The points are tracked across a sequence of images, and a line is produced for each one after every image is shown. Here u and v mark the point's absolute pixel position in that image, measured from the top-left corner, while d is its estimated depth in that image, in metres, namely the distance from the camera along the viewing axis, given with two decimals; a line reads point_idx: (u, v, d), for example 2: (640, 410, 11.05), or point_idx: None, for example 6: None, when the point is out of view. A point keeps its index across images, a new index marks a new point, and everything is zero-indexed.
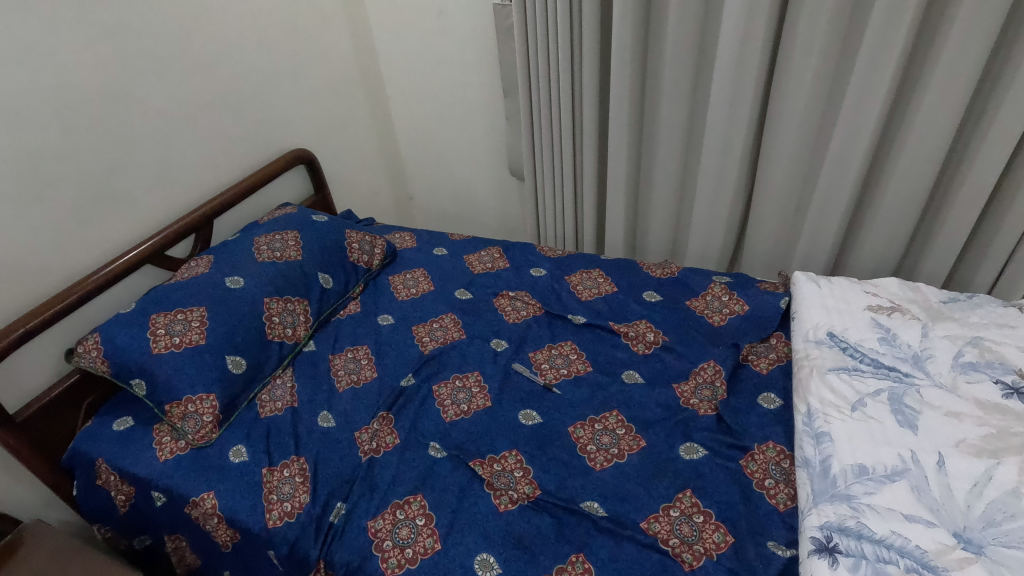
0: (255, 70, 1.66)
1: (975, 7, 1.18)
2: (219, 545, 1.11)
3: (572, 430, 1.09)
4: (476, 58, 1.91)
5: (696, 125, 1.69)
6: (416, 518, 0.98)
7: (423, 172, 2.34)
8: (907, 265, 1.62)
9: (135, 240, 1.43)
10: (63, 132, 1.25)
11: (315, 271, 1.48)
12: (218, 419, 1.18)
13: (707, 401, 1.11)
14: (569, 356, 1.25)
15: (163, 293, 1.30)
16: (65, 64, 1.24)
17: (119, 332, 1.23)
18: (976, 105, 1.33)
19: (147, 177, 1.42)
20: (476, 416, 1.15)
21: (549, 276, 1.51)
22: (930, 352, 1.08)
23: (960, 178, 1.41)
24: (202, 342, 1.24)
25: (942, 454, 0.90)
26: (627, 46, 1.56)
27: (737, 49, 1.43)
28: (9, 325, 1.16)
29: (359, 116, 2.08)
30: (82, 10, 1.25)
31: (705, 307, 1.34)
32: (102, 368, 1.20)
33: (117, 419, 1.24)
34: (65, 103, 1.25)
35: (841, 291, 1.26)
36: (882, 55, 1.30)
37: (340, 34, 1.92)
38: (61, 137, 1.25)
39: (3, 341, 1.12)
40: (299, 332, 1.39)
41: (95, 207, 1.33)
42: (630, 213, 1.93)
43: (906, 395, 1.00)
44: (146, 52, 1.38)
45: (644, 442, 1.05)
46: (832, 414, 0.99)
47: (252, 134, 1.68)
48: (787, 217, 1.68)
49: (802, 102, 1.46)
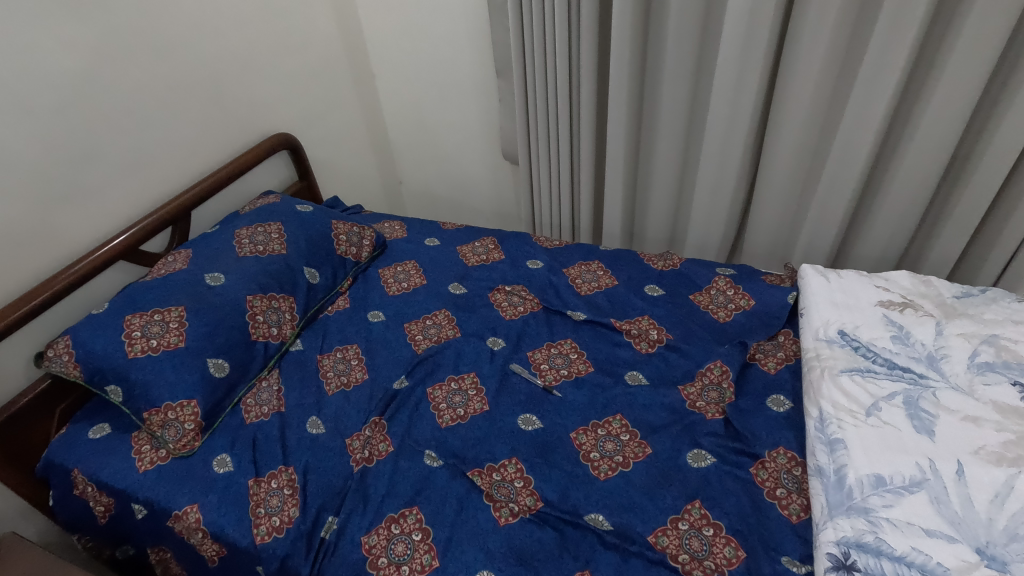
0: (231, 48, 1.55)
1: None
2: (205, 559, 1.05)
3: (575, 435, 1.04)
4: (467, 36, 1.81)
5: (698, 109, 1.62)
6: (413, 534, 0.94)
7: (413, 155, 2.25)
8: (912, 255, 1.57)
9: (107, 235, 1.34)
10: (24, 121, 1.15)
11: (300, 266, 1.39)
12: (200, 426, 1.12)
13: (713, 404, 1.06)
14: (569, 356, 1.20)
15: (139, 293, 1.23)
16: (22, 47, 1.13)
17: (93, 336, 1.15)
18: (991, 91, 1.27)
19: (117, 168, 1.33)
20: (473, 421, 1.10)
21: (546, 268, 1.45)
22: (944, 352, 1.04)
23: (971, 168, 1.35)
24: (182, 345, 1.17)
25: (961, 462, 0.87)
26: (628, 25, 1.47)
27: (744, 28, 1.36)
28: None
29: (345, 98, 1.98)
30: None
31: (710, 303, 1.29)
32: (74, 373, 1.13)
33: (93, 427, 1.17)
34: (24, 91, 1.14)
35: (850, 286, 1.21)
36: (898, 34, 1.23)
37: (323, 12, 1.81)
38: (23, 125, 1.15)
39: None
40: (285, 330, 1.32)
41: (61, 201, 1.24)
42: (628, 199, 1.86)
43: (922, 398, 0.97)
44: (113, 29, 1.27)
45: (650, 449, 1.00)
46: (846, 419, 0.95)
47: (231, 119, 1.58)
48: (792, 205, 1.62)
49: (810, 85, 1.39)
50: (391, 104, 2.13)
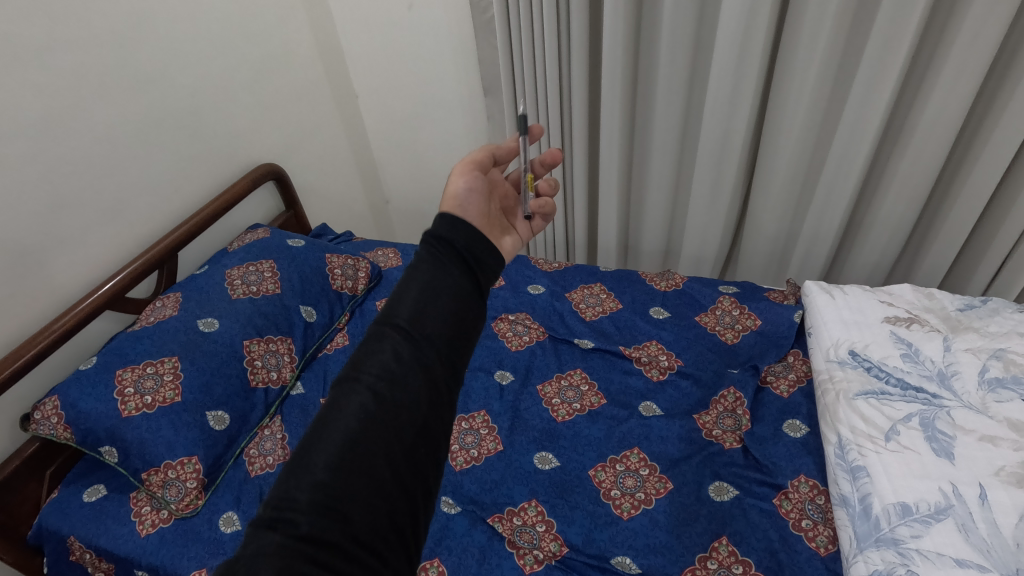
0: (214, 81, 1.51)
1: (982, 14, 1.14)
2: (178, 509, 1.06)
3: (593, 473, 1.03)
4: (451, 56, 1.79)
5: (690, 125, 1.61)
6: (473, 162, 0.88)
7: (400, 174, 2.20)
8: (905, 261, 1.62)
9: (91, 282, 1.29)
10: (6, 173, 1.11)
11: (296, 305, 1.35)
12: (203, 483, 1.09)
13: (730, 432, 1.07)
14: (580, 388, 1.18)
15: (128, 344, 1.17)
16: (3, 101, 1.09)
17: (81, 395, 1.09)
18: (981, 102, 1.31)
19: (97, 213, 1.28)
20: (488, 463, 1.07)
21: (548, 293, 1.43)
22: (954, 369, 1.03)
23: (962, 178, 1.39)
24: (178, 399, 1.11)
25: (983, 485, 0.86)
26: (618, 46, 1.45)
27: (739, 36, 1.33)
28: (9, 355, 1.09)
29: (327, 121, 1.93)
30: (14, 34, 1.09)
31: (716, 324, 1.28)
32: (64, 435, 1.08)
33: (104, 449, 1.08)
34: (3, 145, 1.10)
35: (855, 301, 1.20)
36: (890, 47, 1.24)
37: (301, 36, 1.75)
38: (10, 178, 1.12)
39: (3, 374, 1.06)
40: (285, 374, 1.28)
41: (44, 253, 1.19)
42: (622, 214, 1.84)
43: (938, 418, 0.96)
44: (74, 59, 1.19)
45: (671, 484, 0.99)
46: (866, 445, 0.95)
47: (212, 152, 1.52)
48: (787, 212, 1.62)
49: (806, 99, 1.39)
50: (374, 122, 2.08)
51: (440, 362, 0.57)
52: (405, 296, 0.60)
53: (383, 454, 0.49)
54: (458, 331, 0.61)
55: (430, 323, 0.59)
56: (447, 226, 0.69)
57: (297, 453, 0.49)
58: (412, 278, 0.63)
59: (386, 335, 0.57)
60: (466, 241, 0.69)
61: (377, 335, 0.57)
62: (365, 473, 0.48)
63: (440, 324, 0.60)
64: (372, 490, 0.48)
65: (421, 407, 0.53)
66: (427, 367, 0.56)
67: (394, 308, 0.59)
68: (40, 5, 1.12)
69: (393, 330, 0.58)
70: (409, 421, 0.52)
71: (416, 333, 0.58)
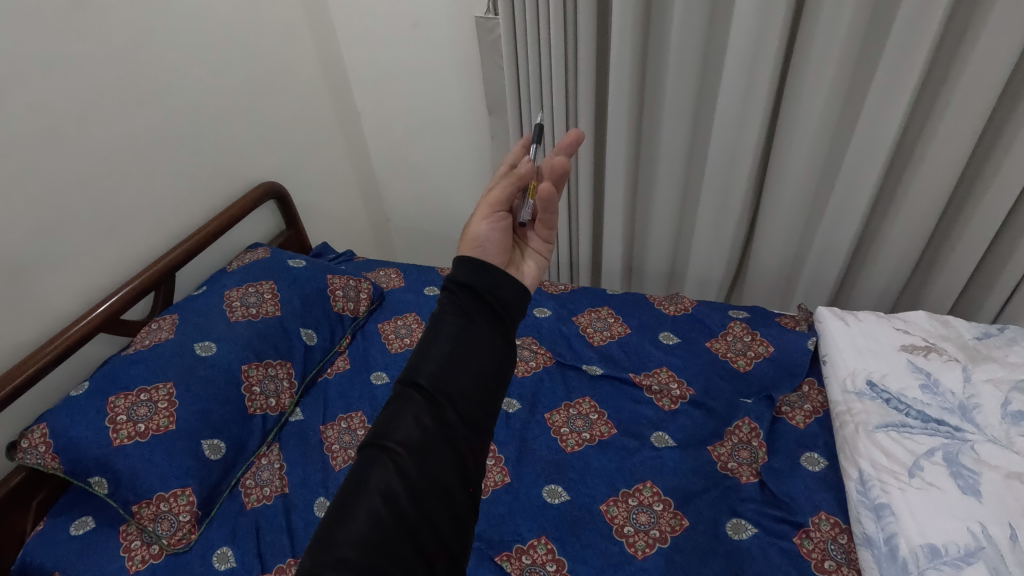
0: (215, 98, 1.48)
1: (993, 41, 1.13)
2: (168, 543, 1.01)
3: (605, 508, 0.99)
4: (456, 75, 1.78)
5: (697, 147, 1.60)
6: (496, 201, 0.85)
7: (401, 191, 2.18)
8: (915, 285, 1.60)
9: (85, 304, 1.25)
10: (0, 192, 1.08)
11: (296, 327, 1.32)
12: (196, 516, 1.04)
13: (746, 465, 1.03)
14: (589, 417, 1.15)
15: (122, 368, 1.13)
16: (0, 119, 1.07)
17: (72, 422, 1.05)
18: (991, 128, 1.30)
19: (93, 233, 1.25)
20: (495, 496, 1.02)
21: (554, 316, 1.40)
22: (976, 401, 1.00)
23: (972, 203, 1.37)
24: (173, 427, 1.07)
25: (1014, 526, 0.83)
26: (626, 69, 1.44)
27: (747, 60, 1.32)
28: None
29: (329, 139, 1.91)
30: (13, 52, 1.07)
31: (727, 350, 1.25)
32: (52, 465, 1.03)
33: (92, 480, 1.03)
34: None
35: (870, 329, 1.18)
36: (901, 72, 1.23)
37: (304, 53, 1.74)
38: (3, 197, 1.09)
39: None
40: (284, 400, 1.24)
41: (37, 274, 1.16)
42: (627, 236, 1.82)
43: (962, 453, 0.93)
44: (74, 76, 1.17)
45: (687, 521, 0.95)
46: (889, 482, 0.91)
47: (212, 170, 1.50)
48: (795, 236, 1.60)
49: (815, 122, 1.38)
50: (377, 139, 2.06)
51: (463, 427, 0.59)
52: (430, 355, 0.62)
53: (407, 528, 0.51)
54: (481, 392, 0.62)
55: (455, 384, 0.61)
56: (475, 277, 0.70)
57: (326, 520, 0.52)
58: (436, 335, 0.64)
59: (410, 401, 0.59)
60: (493, 292, 0.70)
61: (402, 401, 0.59)
62: (391, 545, 0.50)
63: (463, 388, 0.61)
64: (397, 565, 0.49)
65: (446, 474, 0.55)
66: (452, 431, 0.58)
67: (419, 369, 0.61)
68: (41, 22, 1.11)
69: (417, 393, 0.60)
70: (434, 489, 0.54)
71: (441, 396, 0.60)
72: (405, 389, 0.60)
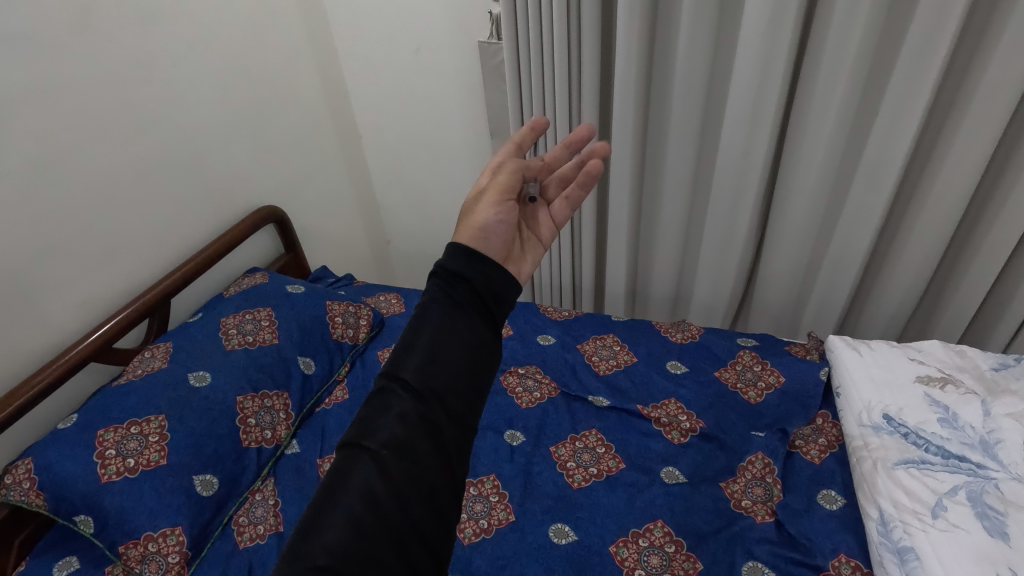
0: (216, 122, 1.47)
1: (1002, 70, 1.13)
2: None
3: (615, 549, 0.95)
4: (458, 99, 1.77)
5: (702, 172, 1.59)
6: (504, 187, 0.79)
7: (402, 214, 2.16)
8: (924, 311, 1.57)
9: (77, 331, 1.21)
10: None
11: (294, 356, 1.28)
12: (186, 557, 0.99)
13: (761, 503, 0.99)
14: (596, 451, 1.11)
15: (113, 400, 1.09)
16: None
17: (58, 457, 1.00)
18: (999, 155, 1.29)
19: (89, 259, 1.22)
20: (499, 535, 0.98)
21: (559, 344, 1.36)
22: (997, 437, 0.97)
23: (982, 230, 1.36)
24: (164, 462, 1.03)
25: None
26: (631, 94, 1.43)
27: (754, 86, 1.32)
28: None
29: (330, 162, 1.89)
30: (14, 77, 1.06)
31: (737, 381, 1.22)
32: (36, 502, 0.98)
33: (78, 518, 0.98)
34: None
35: (884, 359, 1.15)
36: (909, 99, 1.22)
37: (307, 77, 1.74)
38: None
39: None
40: (280, 432, 1.20)
41: (30, 302, 1.12)
42: (630, 260, 1.80)
43: (986, 493, 0.89)
44: (75, 101, 1.16)
45: (700, 564, 0.91)
46: (912, 523, 0.87)
47: (212, 194, 1.48)
48: (801, 261, 1.58)
49: (822, 148, 1.37)
50: (378, 163, 2.05)
51: (450, 428, 0.56)
52: (416, 348, 0.59)
53: (390, 533, 0.48)
54: (470, 391, 0.59)
55: (443, 379, 0.58)
56: (469, 268, 0.66)
57: (303, 523, 0.48)
58: (424, 327, 0.61)
59: (396, 397, 0.56)
60: (484, 282, 0.66)
61: (387, 397, 0.56)
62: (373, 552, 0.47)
63: (452, 387, 0.58)
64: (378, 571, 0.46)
65: (431, 476, 0.52)
66: (438, 430, 0.55)
67: (405, 364, 0.58)
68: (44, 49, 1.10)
69: (402, 389, 0.56)
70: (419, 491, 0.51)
71: (428, 393, 0.56)
72: (391, 383, 0.57)
